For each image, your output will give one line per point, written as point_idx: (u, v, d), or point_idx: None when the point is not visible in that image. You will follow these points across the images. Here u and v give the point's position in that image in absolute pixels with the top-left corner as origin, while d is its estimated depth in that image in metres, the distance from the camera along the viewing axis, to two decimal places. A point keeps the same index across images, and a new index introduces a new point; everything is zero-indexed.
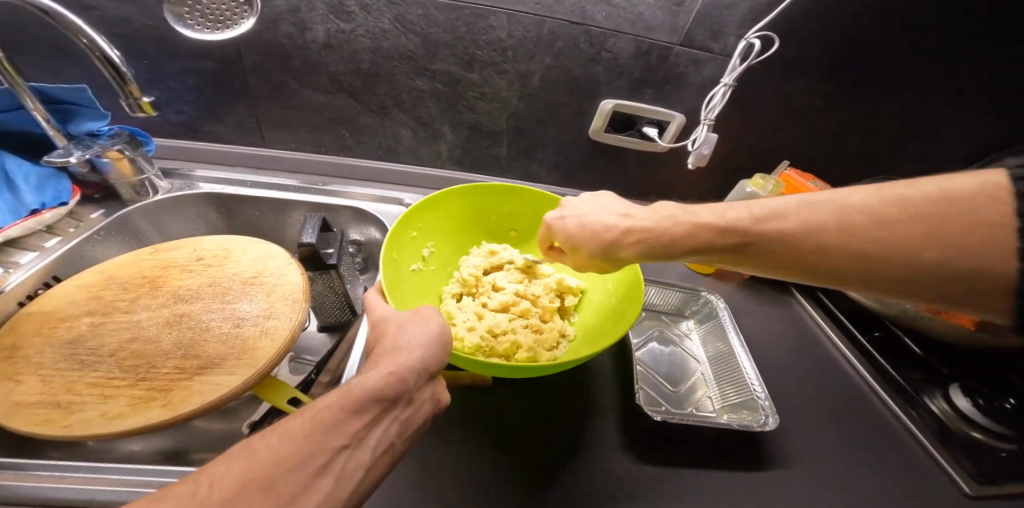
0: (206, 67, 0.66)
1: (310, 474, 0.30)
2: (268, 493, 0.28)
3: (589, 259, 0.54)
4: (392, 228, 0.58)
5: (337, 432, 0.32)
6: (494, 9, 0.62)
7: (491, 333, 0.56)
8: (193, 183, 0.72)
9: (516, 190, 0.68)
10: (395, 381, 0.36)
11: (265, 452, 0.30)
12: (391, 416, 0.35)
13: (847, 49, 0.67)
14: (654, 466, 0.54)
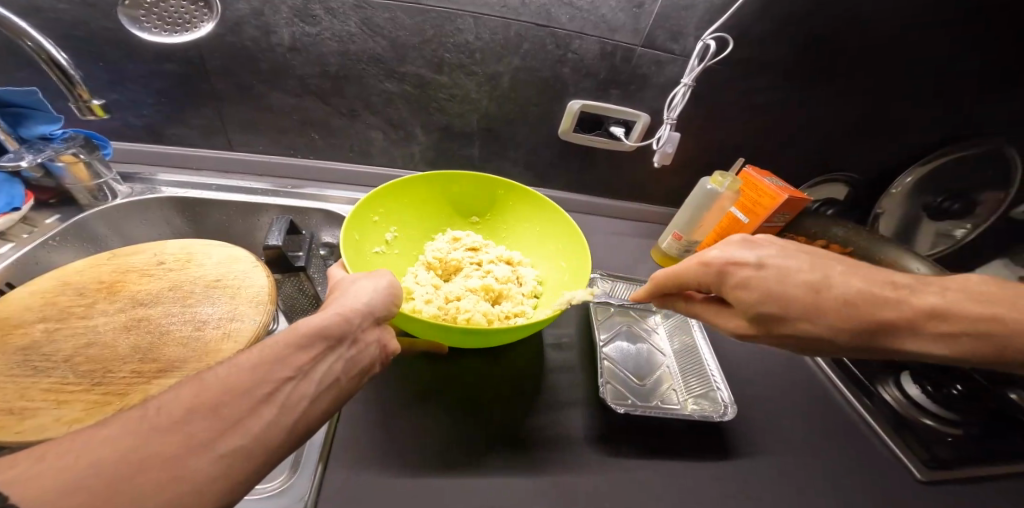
0: (169, 70, 0.65)
1: (257, 402, 0.30)
2: (214, 418, 0.28)
3: (809, 333, 0.41)
4: (355, 209, 0.58)
5: (283, 364, 0.32)
6: (460, 11, 0.64)
7: (448, 307, 0.57)
8: (155, 187, 0.70)
9: (481, 179, 0.69)
10: (342, 319, 0.37)
11: (213, 380, 0.30)
12: (337, 350, 0.36)
13: (801, 50, 0.70)
14: (622, 459, 0.55)
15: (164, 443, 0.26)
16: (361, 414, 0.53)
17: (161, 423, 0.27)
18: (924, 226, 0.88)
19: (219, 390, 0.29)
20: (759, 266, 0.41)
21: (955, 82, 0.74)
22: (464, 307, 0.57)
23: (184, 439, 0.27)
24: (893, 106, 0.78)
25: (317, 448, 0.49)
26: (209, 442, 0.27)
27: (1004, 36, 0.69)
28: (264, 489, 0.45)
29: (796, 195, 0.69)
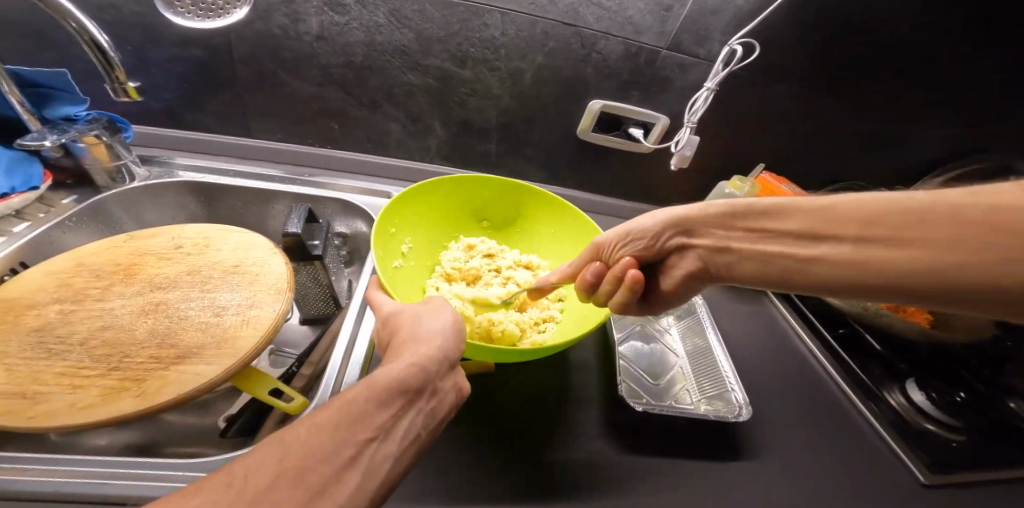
0: (193, 55, 0.64)
1: (340, 466, 0.30)
2: (297, 486, 0.28)
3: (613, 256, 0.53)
4: (374, 224, 0.57)
5: (363, 425, 0.32)
6: (488, 7, 0.63)
7: (481, 320, 0.57)
8: (172, 171, 0.69)
9: (492, 182, 0.69)
10: (422, 363, 0.37)
11: (296, 442, 0.30)
12: (415, 405, 0.36)
13: (823, 59, 0.70)
14: (635, 456, 0.56)
15: None
16: None
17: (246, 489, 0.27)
18: None
19: (302, 453, 0.29)
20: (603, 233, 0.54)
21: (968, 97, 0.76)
22: (496, 318, 0.57)
23: None
24: (907, 119, 0.79)
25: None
26: None
27: None
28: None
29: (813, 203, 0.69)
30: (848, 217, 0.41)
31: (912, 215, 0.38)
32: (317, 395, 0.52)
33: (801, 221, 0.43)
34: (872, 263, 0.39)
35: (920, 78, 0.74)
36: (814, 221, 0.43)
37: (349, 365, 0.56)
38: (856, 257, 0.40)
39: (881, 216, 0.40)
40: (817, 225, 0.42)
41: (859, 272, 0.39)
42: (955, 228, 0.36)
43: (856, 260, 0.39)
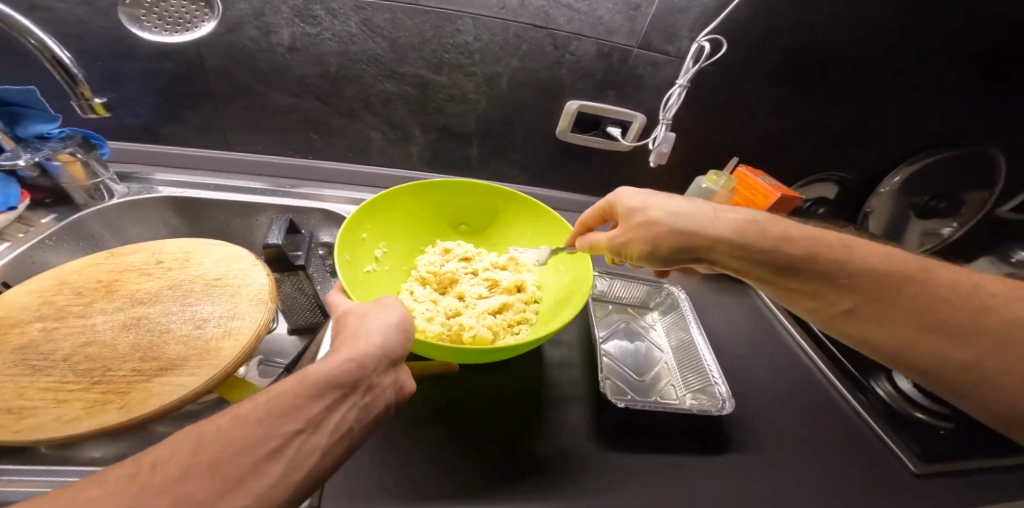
0: (166, 70, 0.64)
1: (261, 459, 0.30)
2: (211, 476, 0.29)
3: (653, 232, 0.50)
4: (343, 228, 0.58)
5: (291, 417, 0.33)
6: (460, 13, 0.64)
7: (452, 324, 0.57)
8: (152, 187, 0.69)
9: (467, 187, 0.70)
10: (363, 358, 0.37)
11: (214, 434, 0.30)
12: (351, 399, 0.36)
13: (795, 52, 0.71)
14: (624, 453, 0.56)
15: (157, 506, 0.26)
16: None
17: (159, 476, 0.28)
18: (914, 225, 0.93)
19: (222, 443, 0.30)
20: (637, 193, 0.54)
21: (939, 87, 0.77)
22: (468, 324, 0.56)
23: (176, 499, 0.27)
24: (882, 107, 0.79)
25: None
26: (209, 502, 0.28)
27: (1000, 27, 0.69)
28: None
29: (790, 194, 0.70)
30: (914, 289, 0.42)
31: (945, 313, 0.40)
32: None
33: (866, 272, 0.44)
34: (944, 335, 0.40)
35: (889, 69, 0.74)
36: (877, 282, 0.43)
37: None
38: (899, 321, 0.42)
39: (941, 298, 0.41)
40: (886, 285, 0.43)
41: (902, 328, 0.42)
42: (913, 323, 0.41)
43: (907, 320, 0.41)
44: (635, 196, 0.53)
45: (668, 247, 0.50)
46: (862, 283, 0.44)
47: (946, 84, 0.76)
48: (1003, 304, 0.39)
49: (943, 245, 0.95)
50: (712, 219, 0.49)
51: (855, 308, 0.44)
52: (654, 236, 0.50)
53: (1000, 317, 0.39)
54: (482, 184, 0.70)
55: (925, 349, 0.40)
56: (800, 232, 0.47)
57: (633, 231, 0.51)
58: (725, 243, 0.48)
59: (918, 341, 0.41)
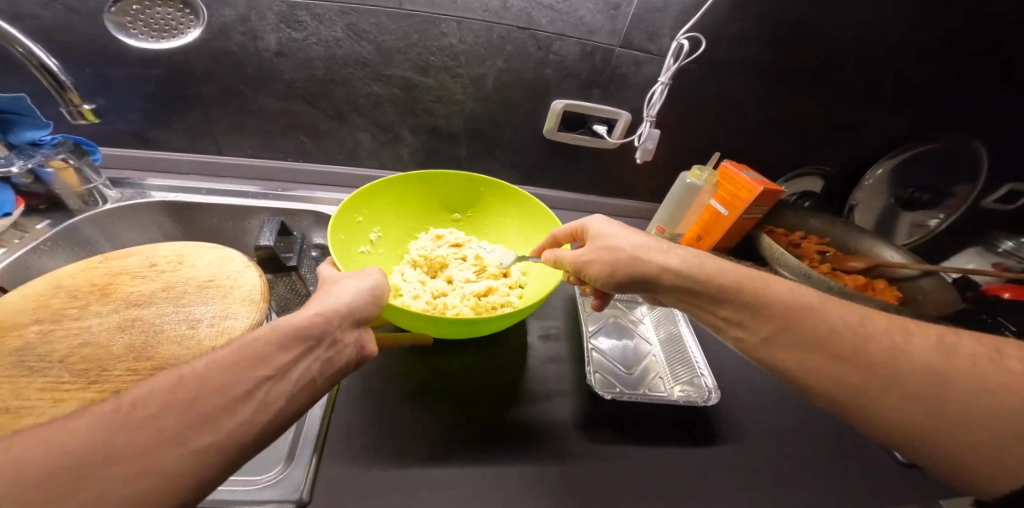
0: (156, 76, 0.65)
1: (235, 400, 0.32)
2: (186, 412, 0.30)
3: (614, 258, 0.49)
4: (336, 212, 0.59)
5: (261, 364, 0.34)
6: (444, 16, 0.66)
7: (436, 303, 0.59)
8: (145, 192, 0.70)
9: (459, 177, 0.71)
10: (333, 315, 0.40)
11: (188, 377, 0.32)
12: (317, 353, 0.38)
13: (776, 47, 0.72)
14: (613, 445, 0.57)
15: (133, 439, 0.27)
16: (357, 415, 0.53)
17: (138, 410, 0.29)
18: (902, 217, 0.95)
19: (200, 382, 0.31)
20: (604, 221, 0.54)
21: (920, 79, 0.78)
22: (451, 303, 0.59)
23: (152, 434, 0.28)
24: (865, 100, 0.80)
25: (311, 440, 0.49)
26: (184, 436, 0.29)
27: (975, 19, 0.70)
28: (243, 478, 0.45)
29: (773, 187, 0.71)
30: (832, 326, 0.43)
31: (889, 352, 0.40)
32: None
33: (784, 314, 0.44)
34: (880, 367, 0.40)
35: (869, 62, 0.75)
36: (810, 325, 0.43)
37: None
38: (804, 357, 0.42)
39: (870, 340, 0.41)
40: (799, 316, 0.44)
41: (809, 355, 0.42)
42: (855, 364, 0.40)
43: (809, 347, 0.42)
44: (603, 224, 0.54)
45: (622, 276, 0.49)
46: (804, 322, 0.43)
47: (924, 77, 0.78)
48: (915, 351, 0.40)
49: (927, 236, 0.97)
50: (657, 253, 0.49)
51: (771, 336, 0.44)
52: (613, 262, 0.49)
53: (909, 361, 0.40)
54: (474, 175, 0.72)
55: (826, 373, 0.41)
56: (736, 271, 0.48)
57: (595, 254, 0.50)
58: (672, 276, 0.48)
59: (821, 367, 0.42)
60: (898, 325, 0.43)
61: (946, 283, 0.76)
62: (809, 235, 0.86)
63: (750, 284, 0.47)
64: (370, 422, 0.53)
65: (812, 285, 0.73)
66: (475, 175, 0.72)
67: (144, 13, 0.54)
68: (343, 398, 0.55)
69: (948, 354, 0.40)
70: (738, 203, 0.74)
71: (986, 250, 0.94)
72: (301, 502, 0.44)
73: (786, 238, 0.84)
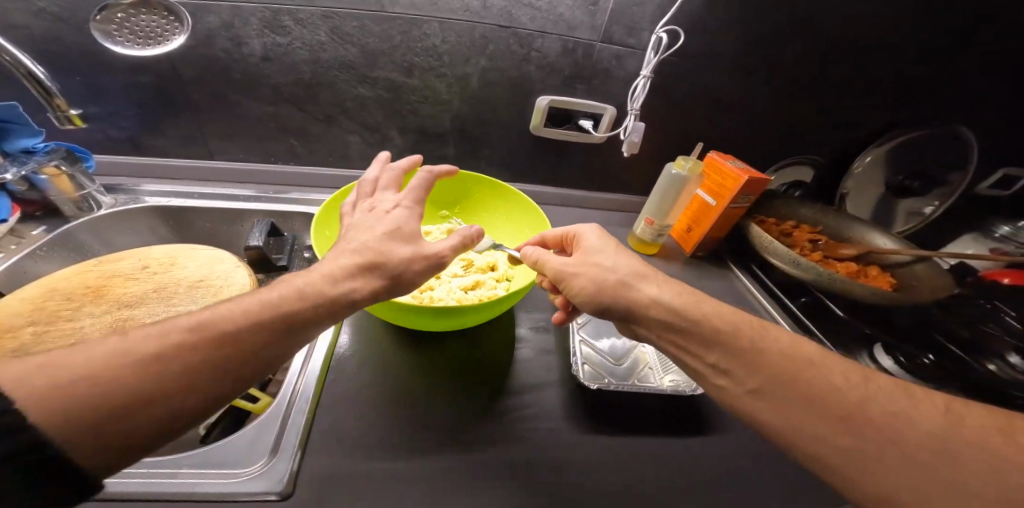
0: (145, 82, 0.67)
1: (266, 343, 0.37)
2: (226, 345, 0.35)
3: (596, 278, 0.48)
4: (322, 209, 0.60)
5: (295, 317, 0.39)
6: (426, 17, 0.67)
7: (423, 297, 0.60)
8: (138, 197, 0.71)
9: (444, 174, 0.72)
10: (412, 260, 0.45)
11: (240, 310, 0.37)
12: (377, 281, 0.43)
13: (756, 37, 0.73)
14: (602, 436, 0.56)
15: (182, 358, 0.33)
16: (342, 410, 0.54)
17: (148, 350, 0.32)
18: (897, 206, 0.94)
19: (209, 332, 0.35)
20: (600, 243, 0.52)
21: (901, 63, 0.78)
22: (438, 296, 0.60)
23: (197, 355, 0.33)
24: (851, 87, 0.80)
25: (295, 434, 0.50)
26: (220, 358, 0.34)
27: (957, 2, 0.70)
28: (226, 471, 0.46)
29: (759, 176, 0.71)
30: (832, 383, 0.40)
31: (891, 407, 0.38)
32: (277, 398, 0.53)
33: (778, 362, 0.42)
34: (885, 422, 0.38)
35: (851, 49, 0.75)
36: (806, 374, 0.41)
37: (306, 371, 0.56)
38: (803, 410, 0.39)
39: (872, 403, 0.39)
40: (794, 367, 0.41)
41: (805, 415, 0.39)
42: (861, 414, 0.38)
43: (805, 406, 0.39)
44: (597, 242, 0.52)
45: (602, 297, 0.47)
46: (802, 374, 0.41)
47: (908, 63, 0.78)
48: (918, 419, 0.37)
49: (925, 224, 0.96)
50: (644, 282, 0.47)
51: (761, 387, 0.41)
52: (600, 282, 0.47)
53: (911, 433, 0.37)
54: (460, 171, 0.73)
55: (818, 436, 0.38)
56: (732, 313, 0.45)
57: (583, 269, 0.49)
58: (661, 310, 0.45)
59: (814, 429, 0.39)
60: (900, 388, 0.40)
61: (940, 268, 0.76)
62: (801, 225, 0.85)
63: (745, 329, 0.44)
64: (355, 417, 0.53)
65: (800, 272, 0.73)
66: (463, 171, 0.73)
67: (129, 22, 0.57)
68: (326, 396, 0.55)
69: (951, 425, 0.37)
70: (725, 191, 0.75)
71: (984, 236, 0.93)
72: (284, 494, 0.45)
73: (777, 227, 0.84)
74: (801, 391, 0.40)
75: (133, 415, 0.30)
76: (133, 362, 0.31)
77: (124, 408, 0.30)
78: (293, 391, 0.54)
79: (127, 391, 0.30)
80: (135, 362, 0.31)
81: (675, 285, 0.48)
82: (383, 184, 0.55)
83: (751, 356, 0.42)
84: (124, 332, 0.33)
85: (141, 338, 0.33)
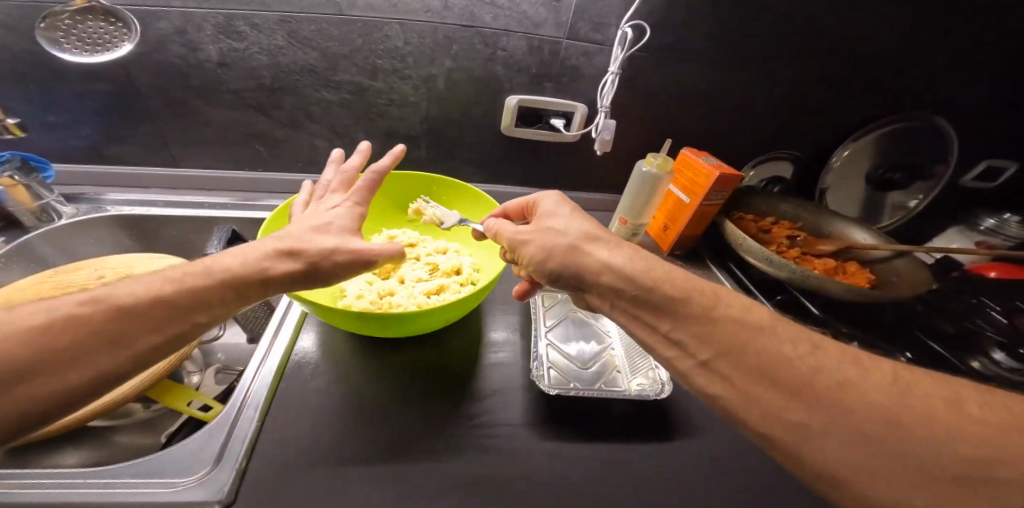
0: (101, 89, 0.66)
1: (163, 324, 0.40)
2: (126, 321, 0.39)
3: (545, 245, 0.47)
4: (272, 217, 0.59)
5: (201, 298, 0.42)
6: (386, 19, 0.66)
7: (382, 302, 0.58)
8: (101, 206, 0.71)
9: (408, 177, 0.72)
10: (332, 251, 0.46)
11: (155, 284, 0.41)
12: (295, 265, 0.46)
13: (724, 31, 0.71)
14: (563, 443, 0.54)
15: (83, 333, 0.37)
16: (294, 417, 0.53)
17: (80, 313, 0.38)
18: (881, 198, 0.93)
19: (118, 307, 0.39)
20: (556, 208, 0.51)
21: (873, 54, 0.76)
22: (398, 301, 0.58)
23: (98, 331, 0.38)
24: (825, 80, 0.79)
25: (242, 443, 0.49)
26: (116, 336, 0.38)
27: None
28: (166, 482, 0.45)
29: (730, 172, 0.69)
30: (798, 367, 0.37)
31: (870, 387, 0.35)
32: (229, 406, 0.53)
33: (737, 337, 0.39)
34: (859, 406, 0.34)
35: (822, 40, 0.74)
36: (771, 355, 0.37)
37: (258, 378, 0.56)
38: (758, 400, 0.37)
39: (847, 384, 0.35)
40: (752, 341, 0.38)
41: (768, 399, 0.36)
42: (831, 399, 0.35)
43: (769, 389, 0.37)
44: (553, 207, 0.51)
45: (552, 263, 0.46)
46: (769, 354, 0.38)
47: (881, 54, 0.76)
48: None
49: (909, 216, 0.94)
50: (595, 247, 0.46)
51: (711, 364, 0.39)
52: (551, 247, 0.46)
53: (884, 411, 0.34)
54: (425, 175, 0.72)
55: (785, 421, 0.36)
56: (685, 279, 0.43)
57: (534, 235, 0.48)
58: (613, 275, 0.44)
59: (783, 415, 0.36)
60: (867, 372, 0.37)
61: (919, 262, 0.74)
62: (780, 221, 0.84)
63: (705, 304, 0.41)
64: (307, 425, 0.52)
65: (774, 269, 0.71)
66: (430, 174, 0.73)
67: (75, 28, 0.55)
68: (278, 405, 0.54)
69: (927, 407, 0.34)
70: (698, 188, 0.73)
71: (969, 228, 0.91)
72: (224, 503, 0.44)
73: (754, 223, 0.82)
74: (763, 372, 0.37)
75: (62, 372, 0.36)
76: (67, 323, 0.37)
77: (56, 364, 0.36)
78: (243, 399, 0.53)
79: (59, 350, 0.36)
80: (67, 324, 0.37)
81: (626, 249, 0.46)
82: (332, 186, 0.58)
83: (705, 334, 0.40)
84: (72, 295, 0.39)
85: (79, 301, 0.38)
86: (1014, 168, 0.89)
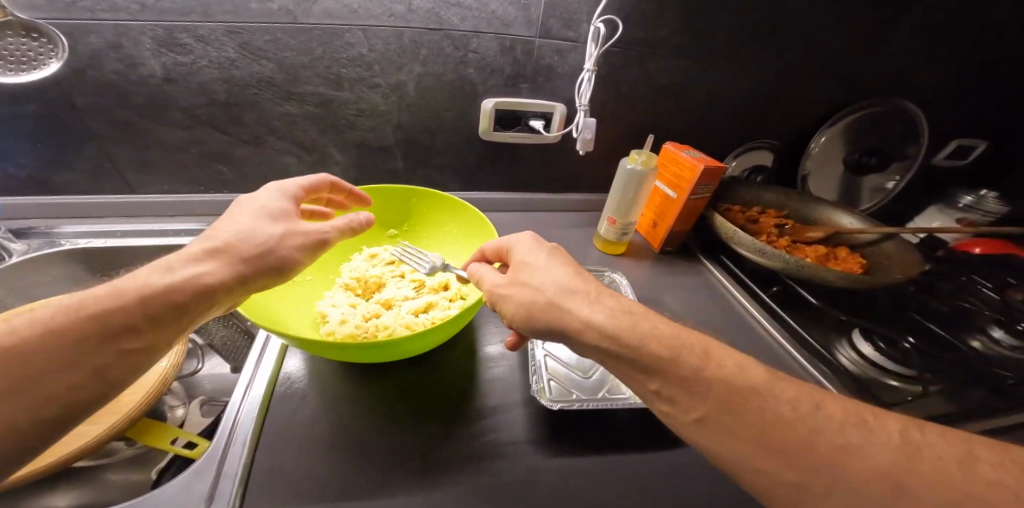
0: (35, 112, 0.61)
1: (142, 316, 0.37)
2: (102, 321, 0.36)
3: (517, 302, 0.43)
4: None
5: (175, 291, 0.38)
6: (346, 26, 0.62)
7: (367, 325, 0.54)
8: (54, 241, 0.66)
9: (384, 189, 0.68)
10: (284, 235, 0.44)
11: (127, 285, 0.38)
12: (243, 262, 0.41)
13: (695, 22, 0.70)
14: (568, 457, 0.51)
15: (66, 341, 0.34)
16: (284, 448, 0.48)
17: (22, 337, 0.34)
18: (864, 182, 0.93)
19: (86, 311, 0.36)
20: (525, 257, 0.47)
21: (840, 40, 0.77)
22: (384, 323, 0.54)
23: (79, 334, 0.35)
24: (797, 67, 0.79)
25: (232, 480, 0.45)
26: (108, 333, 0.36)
27: None
28: None
29: (717, 164, 0.68)
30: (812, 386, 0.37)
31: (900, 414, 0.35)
32: (216, 439, 0.48)
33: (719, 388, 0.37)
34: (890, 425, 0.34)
35: (792, 27, 0.73)
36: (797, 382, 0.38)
37: (243, 410, 0.51)
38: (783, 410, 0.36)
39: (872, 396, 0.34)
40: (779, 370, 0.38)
41: (788, 410, 0.36)
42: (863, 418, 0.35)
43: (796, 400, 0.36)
44: (521, 253, 0.48)
45: (534, 324, 0.43)
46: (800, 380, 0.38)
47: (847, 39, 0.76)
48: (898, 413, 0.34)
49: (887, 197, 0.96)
50: (568, 303, 0.42)
51: (704, 418, 0.37)
52: (527, 305, 0.43)
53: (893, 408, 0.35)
54: (400, 187, 0.69)
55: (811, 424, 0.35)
56: (672, 335, 0.40)
57: (512, 291, 0.44)
58: (595, 334, 0.41)
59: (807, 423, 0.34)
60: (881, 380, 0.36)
61: (906, 244, 0.73)
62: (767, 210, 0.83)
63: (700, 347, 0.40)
64: (300, 455, 0.48)
65: (768, 260, 0.69)
66: (407, 186, 0.70)
67: None
68: (267, 435, 0.49)
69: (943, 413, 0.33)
70: (683, 184, 0.72)
71: (948, 208, 0.93)
72: None
73: (743, 214, 0.81)
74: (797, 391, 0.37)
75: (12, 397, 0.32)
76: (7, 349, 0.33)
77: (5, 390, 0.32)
78: (231, 429, 0.49)
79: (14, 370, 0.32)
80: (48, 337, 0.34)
81: (606, 301, 0.43)
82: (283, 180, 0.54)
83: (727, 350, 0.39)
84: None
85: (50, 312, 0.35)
86: (983, 146, 0.93)
